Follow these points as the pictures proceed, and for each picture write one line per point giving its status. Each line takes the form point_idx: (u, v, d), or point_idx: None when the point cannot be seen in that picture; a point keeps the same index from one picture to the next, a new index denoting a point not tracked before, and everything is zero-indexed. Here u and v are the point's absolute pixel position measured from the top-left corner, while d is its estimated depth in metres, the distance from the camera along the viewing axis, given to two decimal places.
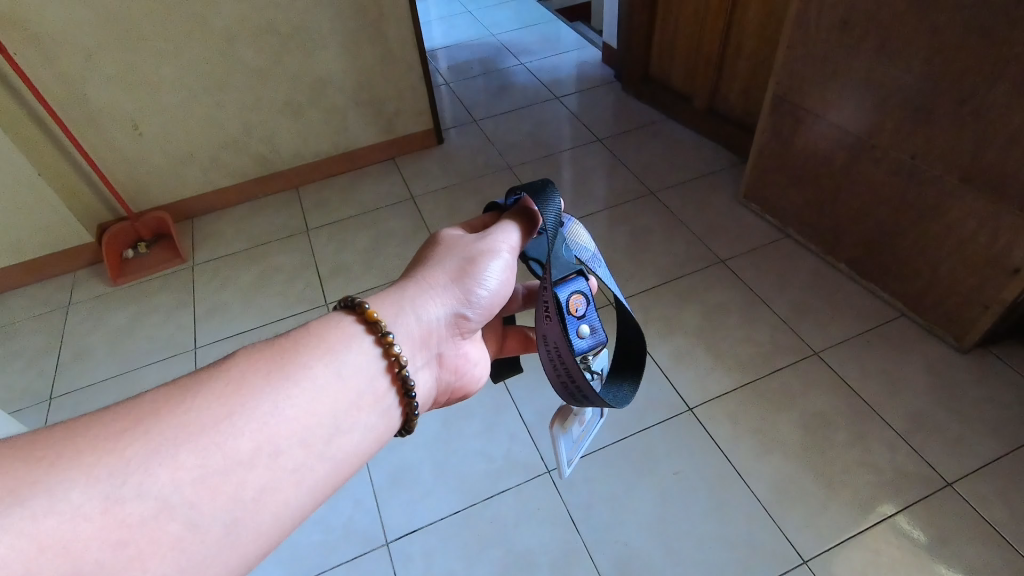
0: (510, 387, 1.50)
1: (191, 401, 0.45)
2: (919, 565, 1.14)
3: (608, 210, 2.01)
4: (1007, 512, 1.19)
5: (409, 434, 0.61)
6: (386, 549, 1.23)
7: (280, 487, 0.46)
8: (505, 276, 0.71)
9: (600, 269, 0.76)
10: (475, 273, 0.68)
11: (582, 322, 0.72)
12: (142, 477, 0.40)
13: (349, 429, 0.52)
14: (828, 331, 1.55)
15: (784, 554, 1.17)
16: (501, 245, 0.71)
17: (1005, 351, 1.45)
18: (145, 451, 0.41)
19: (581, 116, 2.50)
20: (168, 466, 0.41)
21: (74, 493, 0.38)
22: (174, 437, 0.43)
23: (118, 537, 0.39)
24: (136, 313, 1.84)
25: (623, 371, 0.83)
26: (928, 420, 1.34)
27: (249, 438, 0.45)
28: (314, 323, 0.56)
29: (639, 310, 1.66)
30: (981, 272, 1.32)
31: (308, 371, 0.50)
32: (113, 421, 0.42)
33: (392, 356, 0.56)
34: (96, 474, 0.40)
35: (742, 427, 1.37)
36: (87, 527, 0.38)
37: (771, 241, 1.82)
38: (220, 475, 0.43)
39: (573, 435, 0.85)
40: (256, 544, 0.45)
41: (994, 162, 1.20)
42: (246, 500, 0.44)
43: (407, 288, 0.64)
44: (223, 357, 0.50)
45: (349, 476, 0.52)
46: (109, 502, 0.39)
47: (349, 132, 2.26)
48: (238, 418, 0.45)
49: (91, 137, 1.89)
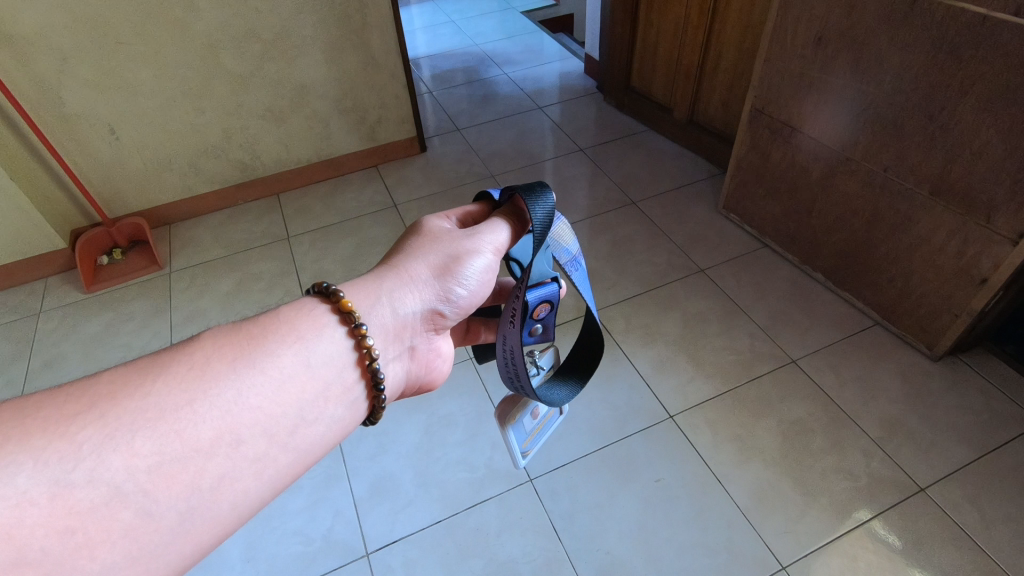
0: (492, 395, 1.50)
1: (151, 386, 0.44)
2: (896, 570, 1.15)
3: (590, 219, 2.02)
4: (978, 516, 1.22)
5: (375, 424, 0.61)
6: (365, 559, 1.22)
7: (240, 476, 0.46)
8: (486, 276, 0.70)
9: (574, 272, 0.77)
10: (457, 270, 0.67)
11: (537, 324, 0.75)
12: (94, 463, 0.40)
13: (315, 419, 0.52)
14: (806, 339, 1.57)
15: (763, 561, 1.18)
16: (487, 245, 0.69)
17: (974, 359, 1.49)
18: (99, 436, 0.41)
19: (563, 125, 2.52)
20: (123, 452, 0.41)
21: (20, 478, 0.38)
22: (131, 422, 0.42)
23: (66, 523, 0.38)
24: (110, 320, 1.81)
25: (573, 373, 0.84)
26: (901, 426, 1.37)
27: (210, 426, 0.45)
28: (287, 309, 0.55)
29: (621, 318, 1.67)
30: (951, 281, 1.35)
31: (275, 359, 0.50)
32: (67, 405, 0.42)
33: (363, 348, 0.56)
34: (46, 457, 0.39)
35: (722, 435, 1.38)
36: (34, 513, 0.37)
37: (750, 250, 1.85)
38: (177, 463, 0.43)
39: (525, 428, 0.85)
40: (212, 534, 0.45)
41: (963, 173, 1.23)
42: (204, 489, 0.44)
43: (385, 278, 0.64)
44: (187, 342, 0.49)
45: (311, 466, 0.52)
46: (58, 488, 0.38)
47: (332, 139, 2.25)
48: (199, 405, 0.45)
49: (66, 141, 1.85)
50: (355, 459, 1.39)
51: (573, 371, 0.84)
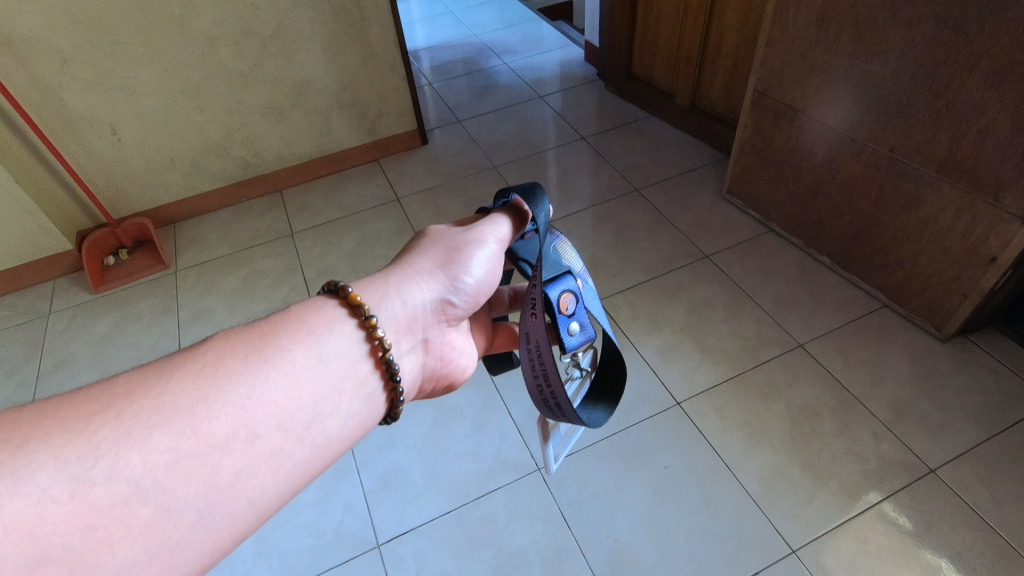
0: (499, 386, 1.50)
1: (167, 384, 0.45)
2: (906, 551, 1.15)
3: (594, 208, 2.01)
4: (989, 495, 1.21)
5: (394, 422, 0.61)
6: (377, 551, 1.23)
7: (257, 471, 0.46)
8: (492, 266, 0.71)
9: (584, 283, 0.80)
10: (461, 261, 0.68)
11: (572, 320, 0.74)
12: (113, 460, 0.40)
13: (330, 413, 0.52)
14: (813, 323, 1.56)
15: (774, 545, 1.18)
16: (488, 236, 0.72)
17: (984, 340, 1.47)
18: (117, 434, 0.41)
19: (565, 114, 2.50)
20: (140, 449, 0.41)
21: (41, 477, 0.38)
22: (148, 419, 0.42)
23: (88, 520, 0.38)
24: (118, 320, 1.82)
25: (603, 395, 0.84)
26: (911, 407, 1.37)
27: (225, 422, 0.45)
28: (297, 307, 0.56)
29: (626, 306, 1.67)
30: (960, 261, 1.34)
31: (287, 354, 0.50)
32: (85, 405, 0.42)
33: (375, 339, 0.57)
34: (66, 456, 0.39)
35: (730, 421, 1.38)
36: (56, 510, 0.37)
37: (755, 235, 1.83)
38: (194, 458, 0.43)
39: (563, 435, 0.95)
40: (231, 530, 0.45)
41: (970, 152, 1.22)
42: (221, 485, 0.44)
43: (392, 274, 0.65)
44: (201, 343, 0.50)
45: (329, 461, 0.52)
46: (78, 485, 0.38)
47: (332, 134, 2.24)
48: (214, 400, 0.45)
49: (68, 143, 1.86)
50: (364, 452, 1.40)
51: (604, 394, 0.83)
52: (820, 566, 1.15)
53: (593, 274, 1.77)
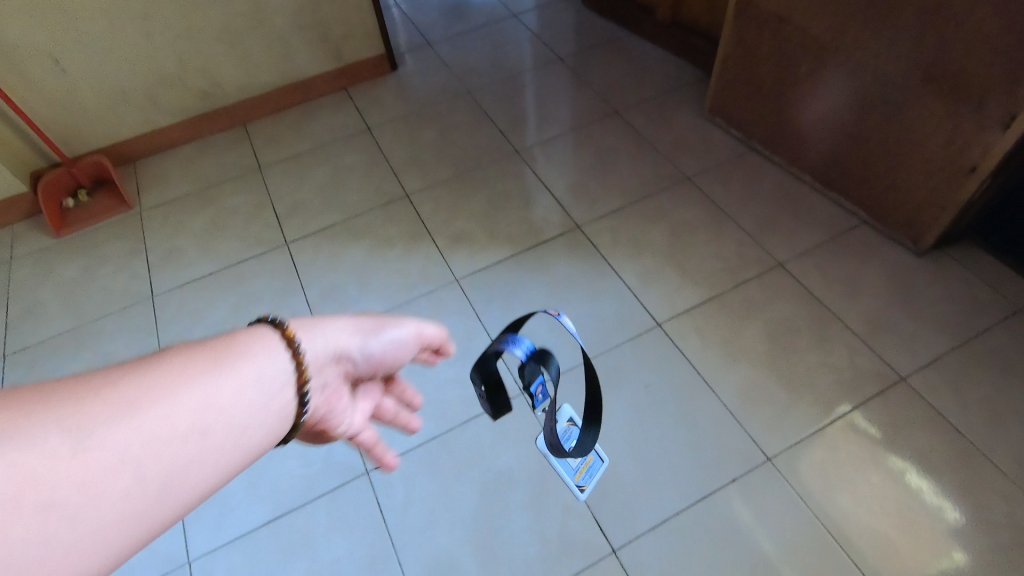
0: (480, 315, 1.49)
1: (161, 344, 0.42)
2: (872, 456, 1.21)
3: (573, 133, 1.95)
4: (954, 400, 1.26)
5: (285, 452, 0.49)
6: (366, 477, 1.25)
7: (277, 400, 0.46)
8: (397, 349, 0.65)
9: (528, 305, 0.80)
10: (375, 329, 0.62)
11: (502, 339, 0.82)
12: (148, 404, 0.38)
13: (312, 342, 0.52)
14: (793, 242, 1.56)
15: (749, 454, 1.23)
16: (403, 326, 0.66)
17: (959, 252, 1.49)
18: (136, 382, 0.39)
19: (541, 34, 2.38)
20: (170, 390, 0.39)
21: (77, 428, 0.35)
22: (160, 369, 0.40)
23: (144, 455, 0.37)
24: (85, 264, 1.76)
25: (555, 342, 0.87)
26: (885, 320, 1.39)
27: (234, 364, 0.44)
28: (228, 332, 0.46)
29: (607, 231, 1.64)
30: (940, 172, 1.33)
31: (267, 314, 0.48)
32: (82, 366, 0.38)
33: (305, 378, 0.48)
34: (4, 435, 0.33)
35: (709, 340, 1.40)
36: (110, 453, 0.36)
37: (737, 155, 1.79)
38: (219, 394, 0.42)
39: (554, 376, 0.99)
40: (260, 450, 0.45)
41: (956, 57, 1.18)
42: (250, 414, 0.43)
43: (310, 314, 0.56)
44: None
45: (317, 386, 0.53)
46: (126, 431, 0.37)
47: (295, 61, 2.11)
48: (215, 348, 0.43)
49: (8, 75, 1.72)
50: None
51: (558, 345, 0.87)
52: (793, 471, 1.20)
53: (573, 200, 1.73)
